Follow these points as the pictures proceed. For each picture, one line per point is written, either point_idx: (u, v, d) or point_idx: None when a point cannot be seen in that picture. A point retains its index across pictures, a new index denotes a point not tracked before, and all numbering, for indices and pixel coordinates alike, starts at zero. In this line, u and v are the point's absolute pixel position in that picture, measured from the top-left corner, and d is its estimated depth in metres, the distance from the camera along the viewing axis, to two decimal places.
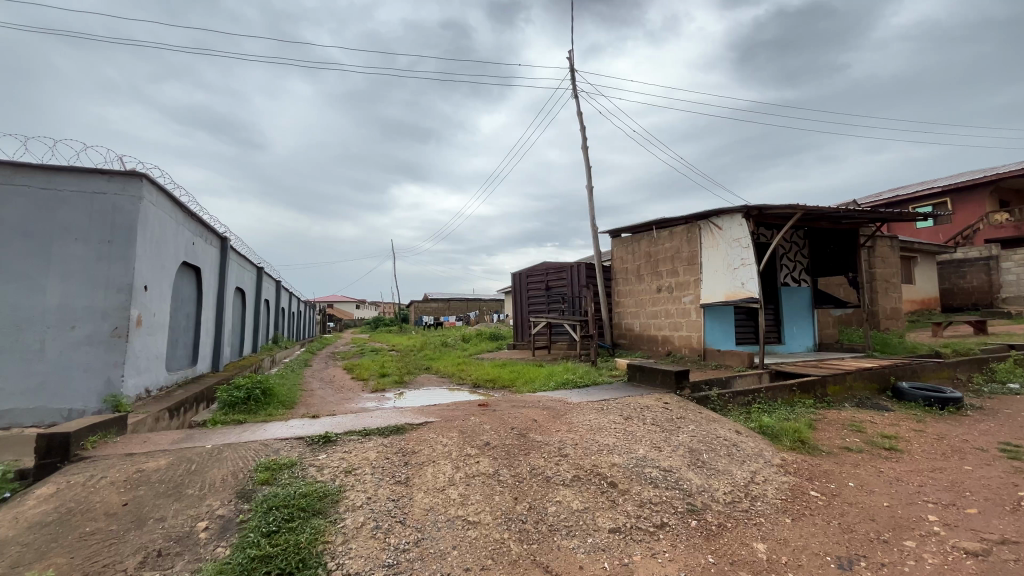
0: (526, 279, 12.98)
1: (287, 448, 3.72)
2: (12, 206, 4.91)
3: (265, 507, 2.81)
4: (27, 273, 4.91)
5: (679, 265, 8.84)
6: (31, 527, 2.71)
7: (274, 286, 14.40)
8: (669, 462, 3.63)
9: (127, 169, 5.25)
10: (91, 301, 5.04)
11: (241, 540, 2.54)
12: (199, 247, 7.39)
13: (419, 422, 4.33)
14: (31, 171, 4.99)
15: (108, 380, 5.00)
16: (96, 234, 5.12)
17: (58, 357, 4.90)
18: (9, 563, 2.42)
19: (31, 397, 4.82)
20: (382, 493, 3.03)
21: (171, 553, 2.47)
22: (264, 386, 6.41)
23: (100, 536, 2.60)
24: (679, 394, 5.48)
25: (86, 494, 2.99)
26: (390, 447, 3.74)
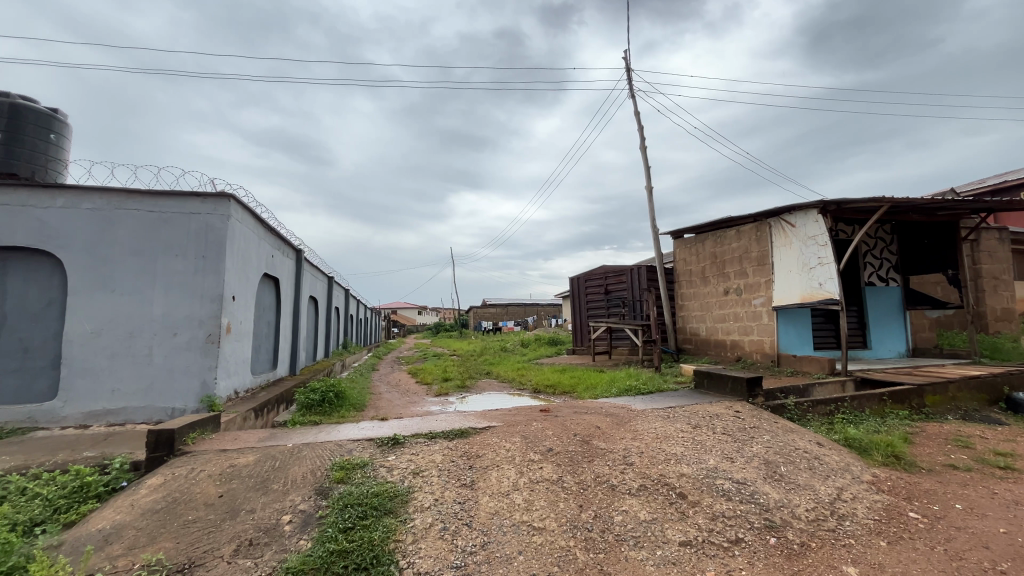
0: (585, 284, 12.83)
1: (359, 449, 3.91)
2: (126, 227, 5.58)
3: (342, 504, 2.98)
4: (136, 287, 5.54)
5: (748, 266, 8.38)
6: (144, 512, 3.04)
7: (343, 294, 15.23)
8: (742, 474, 3.44)
9: (217, 191, 5.79)
10: (189, 311, 5.59)
11: (321, 534, 2.70)
12: (278, 260, 7.98)
13: (482, 426, 4.40)
14: (139, 197, 5.64)
15: (204, 382, 5.51)
16: (193, 250, 5.68)
17: (162, 361, 5.48)
18: (127, 545, 2.72)
19: (140, 397, 5.41)
20: (449, 495, 3.11)
21: (261, 543, 2.68)
22: (337, 389, 6.80)
23: (201, 524, 2.87)
24: (752, 402, 5.18)
25: (188, 485, 3.32)
26: (455, 450, 3.84)
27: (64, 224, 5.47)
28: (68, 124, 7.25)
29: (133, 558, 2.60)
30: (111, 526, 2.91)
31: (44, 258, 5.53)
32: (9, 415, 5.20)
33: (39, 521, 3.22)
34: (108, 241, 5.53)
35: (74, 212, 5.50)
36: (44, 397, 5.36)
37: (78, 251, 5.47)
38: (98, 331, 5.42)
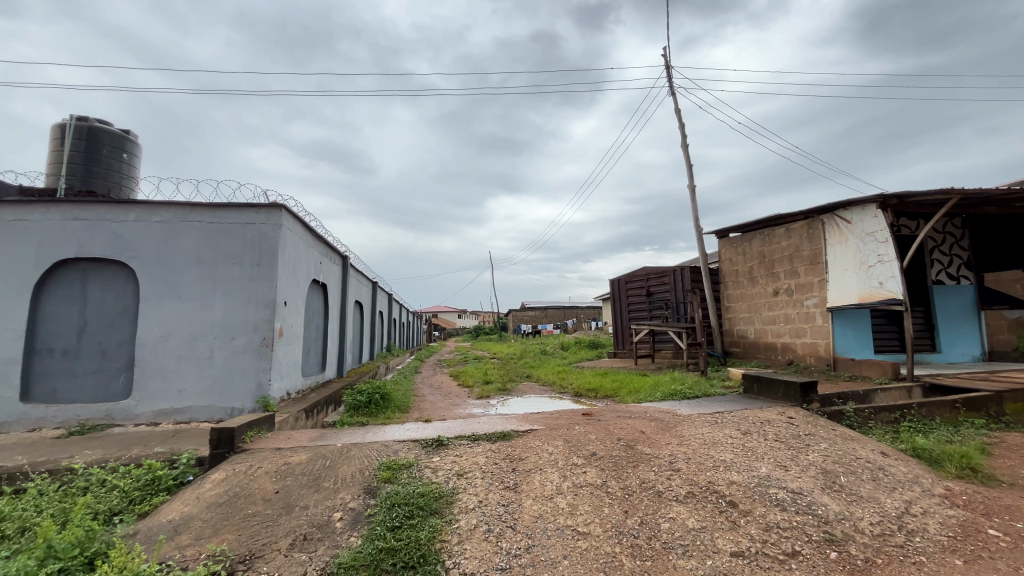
0: (626, 286, 12.63)
1: (404, 450, 4.00)
2: (190, 237, 5.98)
3: (389, 503, 3.06)
4: (199, 294, 5.91)
5: (799, 265, 8.00)
6: (208, 505, 3.23)
7: (386, 299, 15.67)
8: (798, 483, 3.28)
9: (270, 202, 6.09)
10: (246, 316, 5.91)
11: (370, 532, 2.79)
12: (326, 266, 8.32)
13: (524, 429, 4.41)
14: (201, 209, 6.02)
15: (259, 383, 5.80)
16: (248, 258, 6.00)
17: (222, 364, 5.82)
18: (193, 535, 2.91)
19: (203, 397, 5.76)
20: (492, 497, 3.13)
21: (314, 538, 2.79)
22: (382, 391, 6.99)
23: (260, 518, 3.02)
24: (806, 409, 4.93)
25: (246, 481, 3.50)
26: (498, 453, 3.86)
27: (136, 236, 5.92)
28: (139, 146, 7.87)
29: (200, 548, 2.77)
30: (180, 517, 3.12)
31: (119, 268, 6.01)
32: (91, 412, 5.67)
33: (117, 511, 3.49)
34: (174, 251, 5.94)
35: (144, 225, 5.95)
36: (120, 396, 5.81)
37: (148, 261, 5.91)
38: (166, 335, 5.82)
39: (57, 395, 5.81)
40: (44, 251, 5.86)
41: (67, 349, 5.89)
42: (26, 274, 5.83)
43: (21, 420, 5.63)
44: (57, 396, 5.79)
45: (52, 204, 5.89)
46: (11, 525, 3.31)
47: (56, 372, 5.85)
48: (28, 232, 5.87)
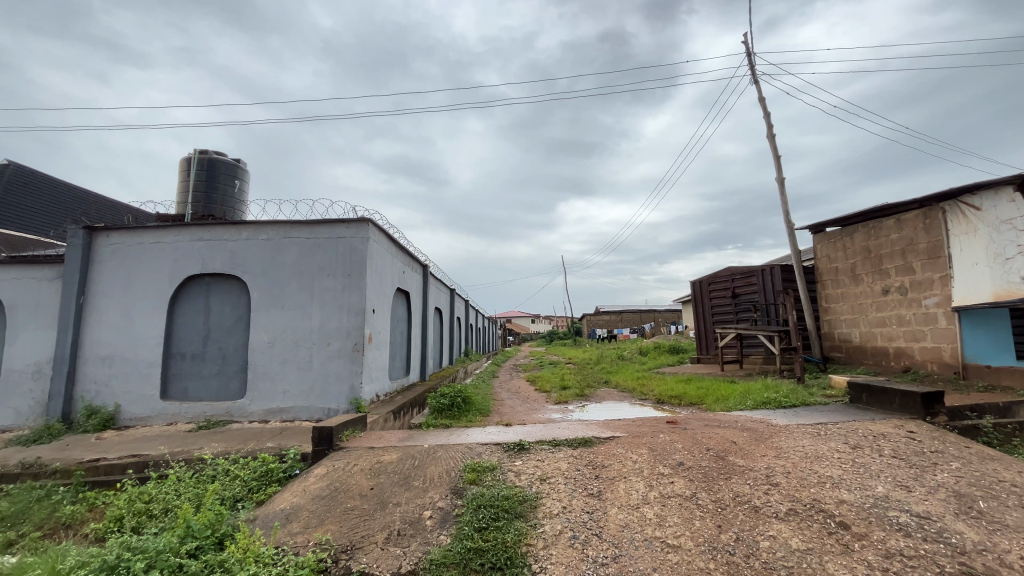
0: (709, 287, 11.98)
1: (487, 453, 4.10)
2: (291, 252, 6.59)
3: (475, 504, 3.15)
4: (299, 303, 6.50)
5: (914, 260, 7.12)
6: (313, 497, 3.53)
7: (463, 305, 16.15)
8: (924, 507, 2.91)
9: (358, 217, 6.56)
10: (339, 323, 6.39)
11: (458, 531, 2.89)
12: (408, 275, 8.78)
13: (605, 436, 4.34)
14: (300, 226, 6.62)
15: (352, 386, 6.23)
16: (341, 270, 6.49)
17: (320, 368, 6.33)
18: (303, 524, 3.18)
19: (304, 398, 6.30)
20: (577, 504, 3.11)
21: (407, 534, 2.94)
22: (463, 395, 7.21)
23: (358, 512, 3.25)
24: (930, 422, 4.36)
25: (345, 477, 3.78)
26: (580, 459, 3.84)
27: (248, 253, 6.65)
28: (249, 173, 8.85)
29: (308, 536, 3.02)
30: (290, 507, 3.43)
31: (234, 281, 6.77)
32: (214, 409, 6.43)
33: (239, 498, 3.95)
34: (278, 265, 6.59)
35: (254, 243, 6.66)
36: (237, 396, 6.53)
37: (257, 275, 6.60)
38: (273, 341, 6.46)
39: (187, 394, 6.65)
40: (176, 268, 6.76)
41: (194, 353, 6.72)
42: (162, 289, 6.76)
43: (161, 415, 6.52)
44: (188, 395, 6.63)
45: (181, 227, 6.78)
46: (157, 505, 3.86)
47: (186, 373, 6.70)
48: (164, 253, 6.81)
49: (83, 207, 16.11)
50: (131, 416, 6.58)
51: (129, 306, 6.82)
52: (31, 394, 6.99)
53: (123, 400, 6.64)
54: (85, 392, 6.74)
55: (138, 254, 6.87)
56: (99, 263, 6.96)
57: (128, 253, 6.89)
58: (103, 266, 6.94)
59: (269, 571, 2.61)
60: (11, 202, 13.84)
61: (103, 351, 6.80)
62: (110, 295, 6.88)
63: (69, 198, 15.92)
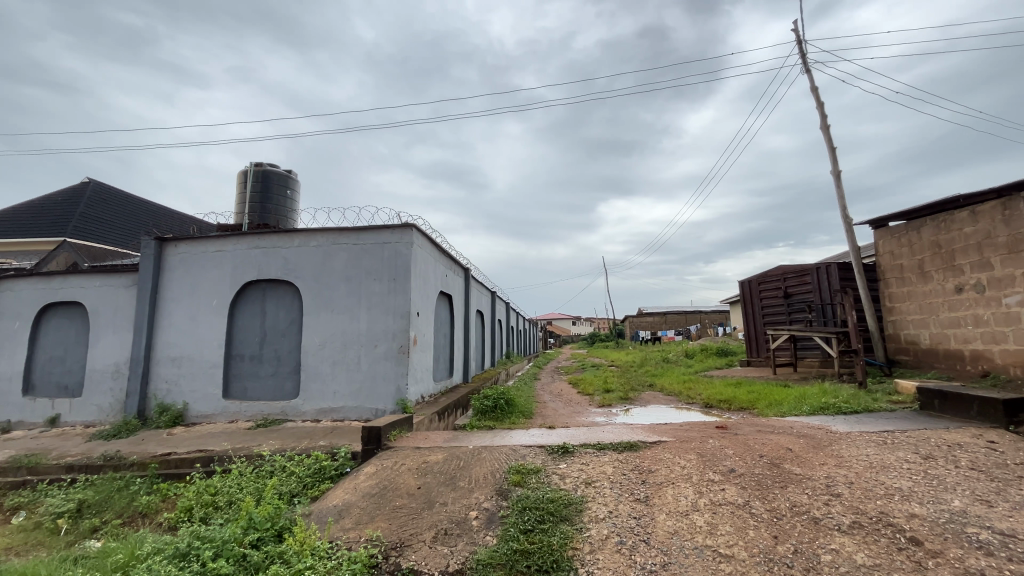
0: (759, 287, 11.48)
1: (531, 455, 4.10)
2: (340, 258, 6.86)
3: (520, 506, 3.16)
4: (348, 307, 6.74)
5: (991, 254, 6.55)
6: (364, 494, 3.66)
7: (504, 308, 16.24)
8: (1010, 524, 2.66)
9: (402, 222, 6.74)
10: (386, 326, 6.59)
11: (504, 533, 2.90)
12: (451, 279, 8.93)
13: (652, 440, 4.25)
14: (347, 233, 6.88)
15: (398, 387, 6.41)
16: (386, 274, 6.69)
17: (368, 369, 6.54)
18: (354, 520, 3.30)
19: (353, 398, 6.53)
20: (623, 508, 3.07)
21: (454, 534, 2.99)
22: (507, 397, 7.24)
23: (407, 510, 3.33)
24: (1015, 432, 4.00)
25: (393, 476, 3.90)
26: (626, 463, 3.78)
27: (300, 259, 6.97)
28: (299, 183, 9.29)
29: (360, 532, 3.13)
30: (342, 503, 3.57)
31: (288, 287, 7.12)
32: (271, 409, 6.77)
33: (295, 493, 4.15)
34: (328, 271, 6.87)
35: (305, 249, 6.98)
36: (291, 395, 6.85)
37: (309, 280, 6.91)
38: (324, 343, 6.73)
39: (246, 394, 7.04)
40: (235, 275, 7.18)
41: (253, 355, 7.11)
42: (224, 294, 7.20)
43: (223, 413, 6.93)
44: (247, 394, 7.02)
45: (240, 236, 7.20)
46: (222, 498, 4.12)
47: (245, 374, 7.09)
48: (225, 260, 7.26)
49: (156, 219, 17.51)
50: (197, 413, 7.04)
51: (194, 310, 7.30)
52: (111, 392, 7.62)
53: (190, 398, 7.11)
54: (157, 391, 7.27)
55: (202, 262, 7.35)
56: (168, 271, 7.50)
57: (194, 261, 7.39)
58: (172, 273, 7.48)
59: (324, 565, 2.72)
60: (92, 217, 15.30)
61: (173, 352, 7.31)
62: (178, 300, 7.40)
63: (143, 212, 17.37)
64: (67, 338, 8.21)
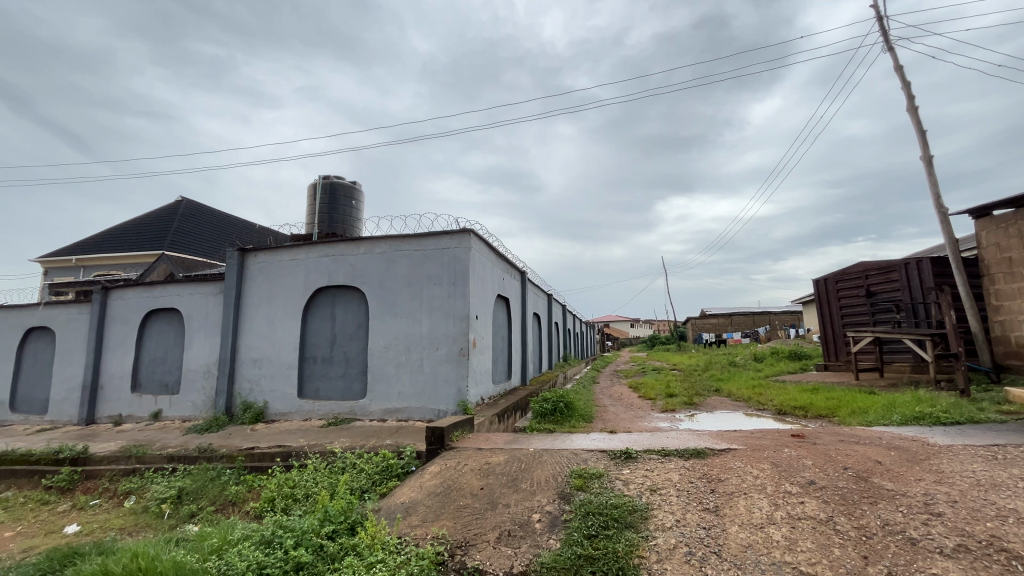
0: (837, 286, 10.65)
1: (593, 459, 4.05)
2: (402, 264, 7.13)
3: (584, 511, 3.13)
4: (410, 311, 7.00)
5: None
6: (429, 493, 3.77)
7: (560, 310, 16.14)
8: None
9: (461, 228, 6.89)
10: (446, 329, 6.76)
11: (568, 537, 2.89)
12: (508, 283, 9.03)
13: (720, 448, 4.07)
14: (409, 239, 7.14)
15: (459, 389, 6.56)
16: (446, 278, 6.87)
17: (430, 371, 6.75)
18: (421, 517, 3.40)
19: (417, 399, 6.75)
20: (691, 517, 2.95)
21: (518, 535, 3.01)
22: (566, 400, 7.20)
23: (471, 510, 3.40)
24: None
25: (456, 476, 3.99)
26: (693, 471, 3.63)
27: (366, 265, 7.32)
28: (364, 193, 9.77)
29: (426, 529, 3.22)
30: (409, 501, 3.69)
31: (355, 292, 7.50)
32: (341, 408, 7.15)
33: (365, 489, 4.37)
34: (392, 276, 7.16)
35: (371, 256, 7.32)
36: (359, 396, 7.19)
37: (375, 286, 7.24)
38: (389, 346, 7.02)
39: (318, 394, 7.47)
40: (308, 281, 7.66)
41: (324, 357, 7.53)
42: (298, 300, 7.70)
43: (299, 412, 7.41)
44: (319, 394, 7.45)
45: (311, 245, 7.68)
46: (300, 491, 4.41)
47: (318, 374, 7.53)
48: (298, 268, 7.76)
49: (237, 232, 19.08)
50: (276, 411, 7.57)
51: (272, 315, 7.87)
52: (202, 390, 8.38)
53: (270, 397, 7.66)
54: (241, 390, 7.90)
55: (279, 271, 7.91)
56: (249, 279, 8.14)
57: (271, 270, 7.96)
58: (253, 281, 8.10)
59: (394, 560, 2.83)
60: (184, 232, 16.93)
61: (254, 354, 7.91)
62: (258, 306, 8.00)
63: (226, 226, 18.98)
64: (166, 341, 9.12)
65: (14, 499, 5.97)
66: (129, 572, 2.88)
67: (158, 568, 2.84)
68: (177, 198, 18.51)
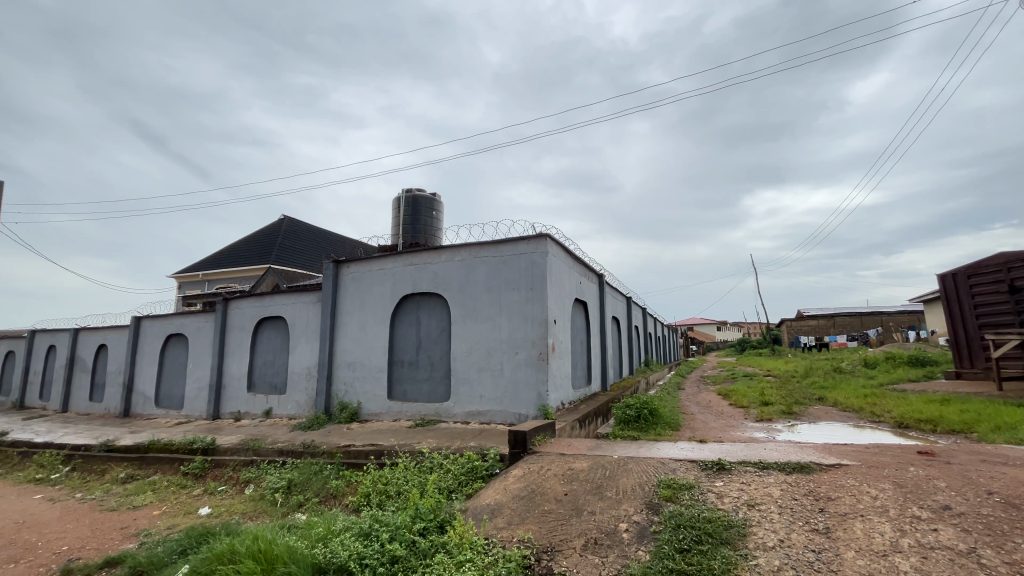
0: (970, 280, 9.27)
1: (682, 470, 3.87)
2: (481, 270, 7.33)
3: (675, 523, 2.99)
4: (490, 316, 7.16)
5: None
6: (513, 496, 3.82)
7: (640, 314, 15.64)
8: None
9: (537, 233, 6.94)
10: (525, 333, 6.84)
11: (658, 549, 2.77)
12: (586, 286, 8.94)
13: (829, 463, 3.70)
14: (487, 247, 7.32)
15: (539, 394, 6.58)
16: (524, 284, 6.95)
17: (510, 375, 6.84)
18: (507, 520, 3.45)
19: (498, 402, 6.88)
20: (797, 538, 2.70)
21: (604, 544, 2.94)
22: (650, 406, 6.93)
23: (556, 515, 3.38)
24: None
25: (540, 480, 4.00)
26: (797, 486, 3.34)
27: (448, 273, 7.62)
28: (444, 204, 10.18)
29: (512, 532, 3.26)
30: (494, 503, 3.76)
31: (438, 299, 7.83)
32: (428, 410, 7.48)
33: (453, 489, 4.52)
34: (472, 283, 7.38)
35: (451, 264, 7.60)
36: (443, 398, 7.48)
37: (456, 292, 7.51)
38: (471, 350, 7.24)
39: (406, 396, 7.87)
40: (395, 289, 8.12)
41: (410, 361, 7.93)
42: (386, 307, 8.19)
43: (389, 413, 7.86)
44: (407, 396, 7.85)
45: (397, 255, 8.13)
46: (392, 488, 4.68)
47: (405, 378, 7.94)
48: (386, 277, 8.26)
49: (331, 246, 20.75)
50: (369, 412, 8.09)
51: (364, 322, 8.43)
52: (305, 390, 9.18)
53: (363, 398, 8.21)
54: (338, 390, 8.55)
55: (369, 280, 8.47)
56: (344, 289, 8.80)
57: (363, 280, 8.55)
58: (346, 291, 8.75)
59: (482, 560, 2.89)
60: (287, 247, 18.74)
61: (349, 358, 8.52)
62: (351, 313, 8.62)
63: (322, 241, 20.70)
64: (275, 346, 10.13)
65: (160, 482, 6.95)
66: (252, 554, 3.22)
67: (275, 551, 3.16)
68: (280, 216, 20.52)
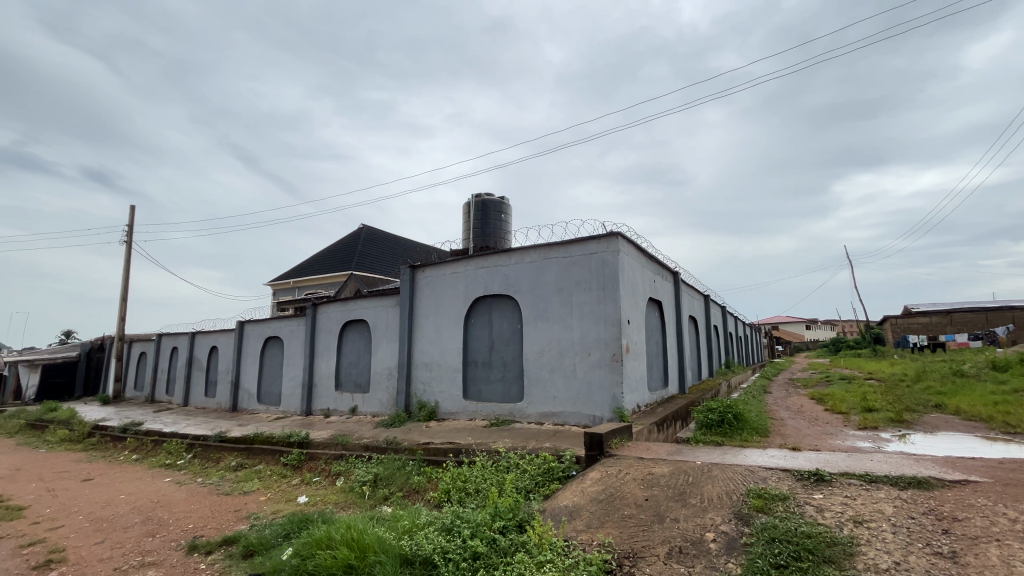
0: None
1: (775, 479, 3.62)
2: (551, 271, 7.34)
3: (768, 536, 2.80)
4: (561, 317, 7.14)
5: None
6: (592, 499, 3.77)
7: (719, 312, 14.88)
8: None
9: (608, 231, 6.82)
10: (598, 334, 6.74)
11: (750, 563, 2.61)
12: (660, 285, 8.63)
13: (952, 479, 3.28)
14: (557, 247, 7.31)
15: (614, 396, 6.46)
16: (595, 283, 6.86)
17: (583, 376, 6.78)
18: (585, 522, 3.42)
19: (572, 404, 6.84)
20: (916, 562, 2.42)
21: (690, 553, 2.82)
22: (735, 411, 6.54)
23: (637, 521, 3.29)
24: None
25: (618, 484, 3.92)
26: (914, 504, 2.99)
27: (519, 274, 7.70)
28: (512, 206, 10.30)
29: (592, 535, 3.23)
30: (573, 505, 3.74)
31: (509, 301, 7.93)
32: (502, 410, 7.61)
33: (530, 490, 4.56)
34: (542, 284, 7.41)
35: (521, 265, 7.67)
36: (517, 398, 7.57)
37: (527, 294, 7.57)
38: (543, 351, 7.26)
39: (480, 396, 8.06)
40: (467, 292, 8.35)
41: (484, 362, 8.10)
42: (460, 309, 8.44)
43: (465, 412, 8.09)
44: (481, 395, 8.03)
45: (469, 259, 8.35)
46: (471, 486, 4.82)
47: (479, 378, 8.13)
48: (459, 281, 8.52)
49: (406, 252, 21.77)
50: (446, 411, 8.38)
51: (439, 324, 8.75)
52: (387, 389, 9.70)
53: (439, 398, 8.52)
54: (417, 390, 8.93)
55: (443, 283, 8.78)
56: (419, 293, 9.19)
57: (437, 283, 8.88)
58: (422, 294, 9.13)
59: (563, 561, 2.90)
60: (367, 255, 19.94)
61: (426, 359, 8.88)
62: (427, 316, 8.98)
63: (398, 247, 21.81)
64: (358, 347, 10.81)
65: (264, 470, 7.68)
66: (346, 542, 3.46)
67: (367, 541, 3.37)
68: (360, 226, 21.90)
